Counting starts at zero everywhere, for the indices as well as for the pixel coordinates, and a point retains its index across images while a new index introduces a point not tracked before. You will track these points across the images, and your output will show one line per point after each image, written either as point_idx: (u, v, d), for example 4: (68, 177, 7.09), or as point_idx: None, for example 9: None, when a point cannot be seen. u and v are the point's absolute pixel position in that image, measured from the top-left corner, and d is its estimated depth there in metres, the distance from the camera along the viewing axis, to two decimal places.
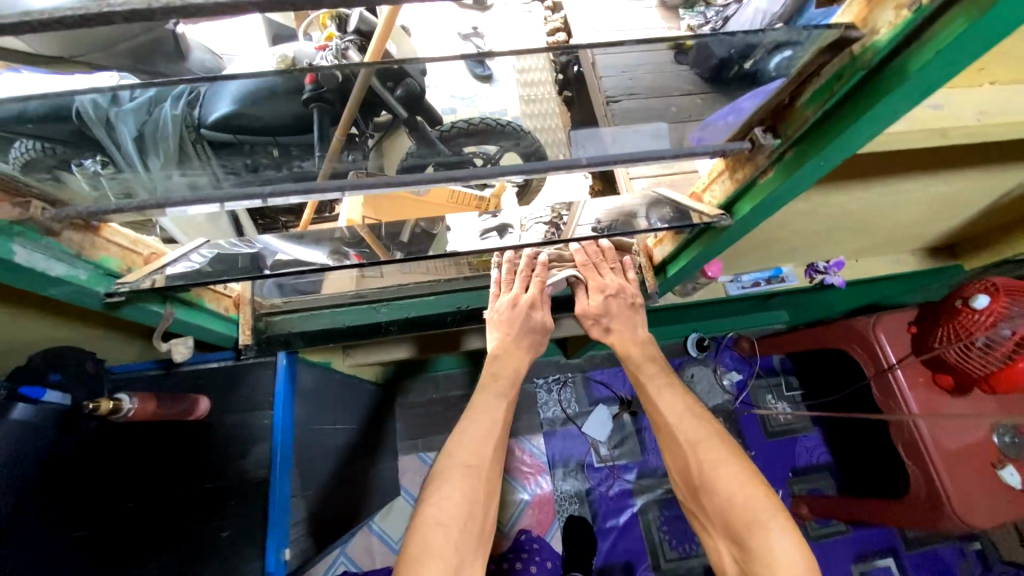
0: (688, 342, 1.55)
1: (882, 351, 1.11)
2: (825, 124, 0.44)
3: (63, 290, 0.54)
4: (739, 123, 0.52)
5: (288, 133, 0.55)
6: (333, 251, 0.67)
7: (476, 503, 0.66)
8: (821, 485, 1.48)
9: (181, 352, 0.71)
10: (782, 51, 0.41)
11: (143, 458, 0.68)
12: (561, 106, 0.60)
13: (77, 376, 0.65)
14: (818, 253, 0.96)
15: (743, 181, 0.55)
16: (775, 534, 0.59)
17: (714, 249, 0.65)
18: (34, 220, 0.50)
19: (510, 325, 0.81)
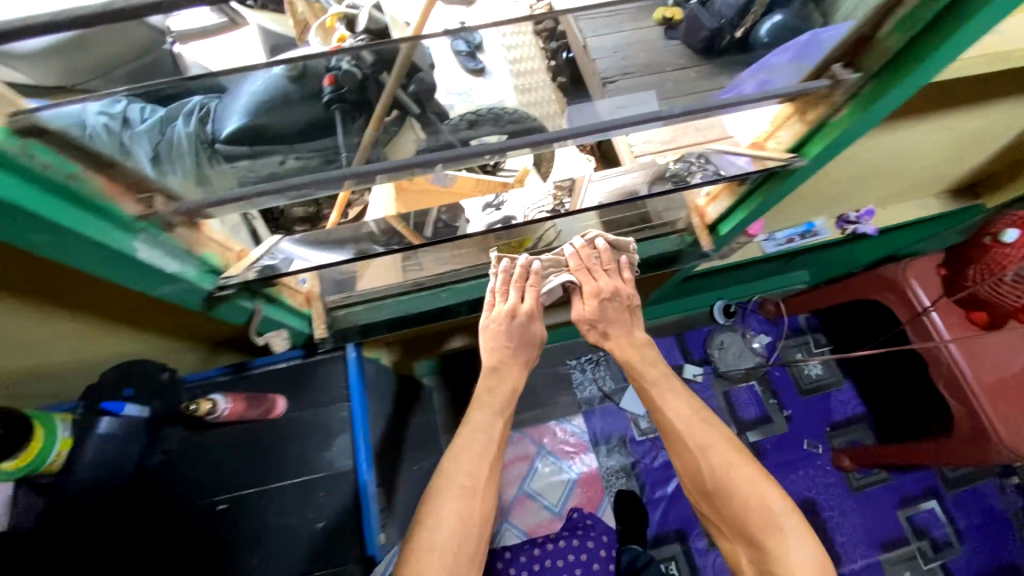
0: (715, 309, 1.56)
1: (916, 295, 1.13)
2: (910, 51, 0.46)
3: (173, 287, 0.57)
4: (814, 63, 0.51)
5: (306, 141, 0.52)
6: (358, 251, 0.65)
7: (470, 520, 0.70)
8: (860, 436, 1.50)
9: (280, 343, 0.76)
10: (772, 16, 0.51)
11: (225, 462, 0.70)
12: (557, 93, 0.56)
13: (150, 387, 0.64)
14: (849, 203, 0.97)
15: (815, 121, 0.56)
16: (791, 535, 0.66)
17: (772, 199, 0.65)
18: (156, 215, 0.49)
19: (501, 334, 0.81)
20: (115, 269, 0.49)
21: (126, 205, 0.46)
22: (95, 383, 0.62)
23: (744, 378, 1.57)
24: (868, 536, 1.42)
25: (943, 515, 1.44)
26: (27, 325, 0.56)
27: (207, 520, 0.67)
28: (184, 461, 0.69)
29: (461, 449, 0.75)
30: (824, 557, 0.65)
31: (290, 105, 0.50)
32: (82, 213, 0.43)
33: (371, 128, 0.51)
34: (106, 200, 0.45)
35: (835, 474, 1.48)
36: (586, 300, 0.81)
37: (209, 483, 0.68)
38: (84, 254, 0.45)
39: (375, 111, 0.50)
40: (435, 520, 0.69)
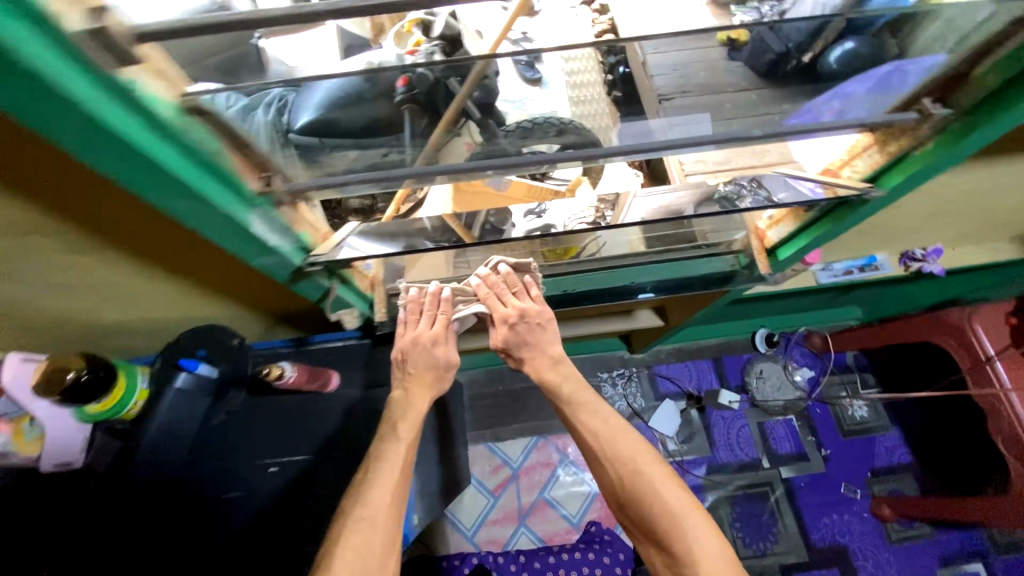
0: (756, 337, 1.56)
1: (979, 343, 1.07)
2: (1007, 89, 0.46)
3: (268, 259, 0.55)
4: (906, 94, 0.50)
5: (370, 137, 0.47)
6: (408, 243, 0.62)
7: (369, 554, 0.62)
8: (901, 486, 1.43)
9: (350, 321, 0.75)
10: (843, 42, 0.45)
11: (277, 430, 0.75)
12: (612, 106, 0.52)
13: (221, 349, 0.71)
14: (915, 239, 0.94)
15: (896, 153, 0.55)
16: (693, 536, 0.68)
17: (838, 228, 0.63)
18: (272, 193, 0.48)
19: (415, 366, 0.75)
20: (229, 240, 0.47)
21: (250, 181, 0.45)
22: (174, 341, 0.68)
23: (782, 411, 1.52)
24: None
25: None
26: (134, 280, 0.63)
27: (266, 477, 0.73)
28: (243, 416, 0.76)
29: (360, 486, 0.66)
30: (728, 550, 0.67)
31: (359, 102, 0.44)
32: (217, 184, 0.42)
33: (438, 134, 0.48)
34: (237, 174, 0.43)
35: (872, 522, 1.41)
36: (498, 325, 0.79)
37: (267, 446, 0.74)
38: (207, 223, 0.44)
39: (447, 113, 0.46)
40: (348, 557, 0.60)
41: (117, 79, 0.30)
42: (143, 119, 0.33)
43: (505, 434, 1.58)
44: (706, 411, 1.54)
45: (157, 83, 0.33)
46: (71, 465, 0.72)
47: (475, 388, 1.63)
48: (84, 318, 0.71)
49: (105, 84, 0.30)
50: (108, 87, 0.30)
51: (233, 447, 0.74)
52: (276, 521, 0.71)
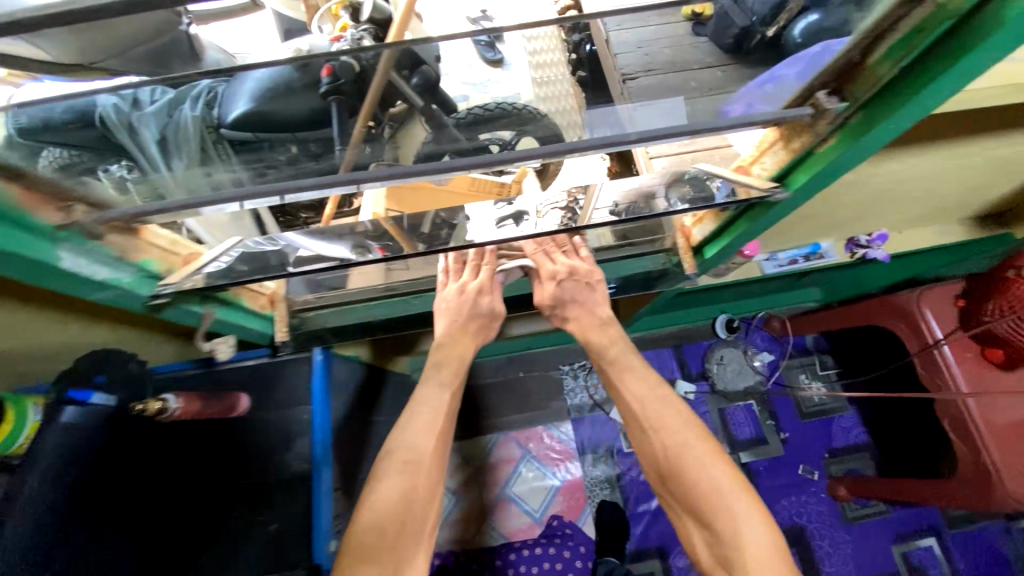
0: (716, 323, 1.51)
1: (927, 326, 1.05)
2: (901, 82, 0.41)
3: (110, 293, 0.58)
4: (798, 87, 0.47)
5: (307, 129, 0.53)
6: (356, 245, 0.66)
7: (418, 488, 0.71)
8: (858, 466, 1.44)
9: (224, 351, 0.74)
10: (809, 14, 0.45)
11: (182, 458, 0.69)
12: (575, 86, 0.57)
13: (122, 377, 0.63)
14: (859, 226, 0.91)
15: (800, 150, 0.52)
16: (741, 518, 0.64)
17: (762, 224, 0.63)
18: (77, 225, 0.51)
19: (456, 313, 0.83)
20: (48, 280, 0.50)
21: (44, 214, 0.48)
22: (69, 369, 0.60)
23: (741, 397, 1.53)
24: (858, 571, 1.37)
25: (940, 555, 1.38)
26: None
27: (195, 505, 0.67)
28: (162, 442, 0.67)
29: (405, 424, 0.77)
30: (780, 540, 0.63)
31: (293, 94, 0.49)
32: (7, 228, 0.45)
33: (359, 126, 0.51)
34: (22, 210, 0.46)
35: (829, 502, 1.42)
36: (544, 283, 0.83)
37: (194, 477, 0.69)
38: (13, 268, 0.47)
39: (363, 107, 0.50)
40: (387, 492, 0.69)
41: None
42: None
43: (466, 431, 1.55)
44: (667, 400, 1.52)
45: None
46: None
47: None
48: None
49: None
50: None
51: (147, 477, 0.63)
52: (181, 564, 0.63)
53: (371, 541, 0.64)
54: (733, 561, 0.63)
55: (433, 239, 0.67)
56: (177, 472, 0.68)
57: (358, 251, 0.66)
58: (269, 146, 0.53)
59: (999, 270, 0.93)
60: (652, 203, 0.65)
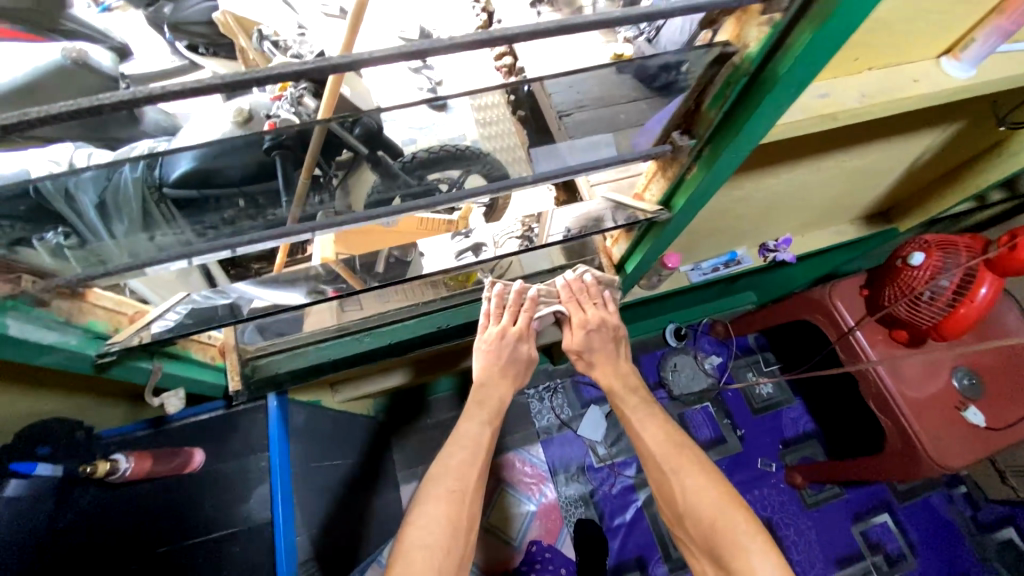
0: (666, 333, 1.59)
1: (841, 316, 1.16)
2: (728, 123, 0.49)
3: (55, 357, 0.59)
4: (659, 132, 0.57)
5: (252, 183, 0.55)
6: (311, 290, 0.75)
7: (459, 522, 0.76)
8: (811, 453, 1.53)
9: (174, 404, 0.75)
10: (681, 72, 0.45)
11: (140, 525, 0.67)
12: (517, 124, 0.54)
13: (67, 446, 0.67)
14: (766, 232, 1.02)
15: (674, 177, 0.61)
16: (755, 555, 0.68)
17: (663, 240, 0.72)
18: (26, 293, 0.55)
19: (498, 355, 0.88)
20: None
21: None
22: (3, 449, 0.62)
23: (698, 400, 1.60)
24: (824, 554, 1.43)
25: (895, 529, 1.46)
26: None
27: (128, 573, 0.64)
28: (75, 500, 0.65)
29: (447, 455, 0.83)
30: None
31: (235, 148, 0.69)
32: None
33: (302, 178, 0.53)
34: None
35: (790, 492, 1.50)
36: (574, 330, 0.90)
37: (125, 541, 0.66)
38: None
39: (306, 159, 0.52)
40: (427, 521, 0.74)
41: None
42: None
43: None
44: None
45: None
46: None
47: (401, 425, 1.55)
48: None
49: None
50: None
51: (103, 543, 0.65)
52: None
53: (425, 561, 0.70)
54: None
55: (388, 274, 0.76)
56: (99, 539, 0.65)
57: (313, 295, 0.75)
58: (215, 201, 0.55)
59: (889, 262, 1.06)
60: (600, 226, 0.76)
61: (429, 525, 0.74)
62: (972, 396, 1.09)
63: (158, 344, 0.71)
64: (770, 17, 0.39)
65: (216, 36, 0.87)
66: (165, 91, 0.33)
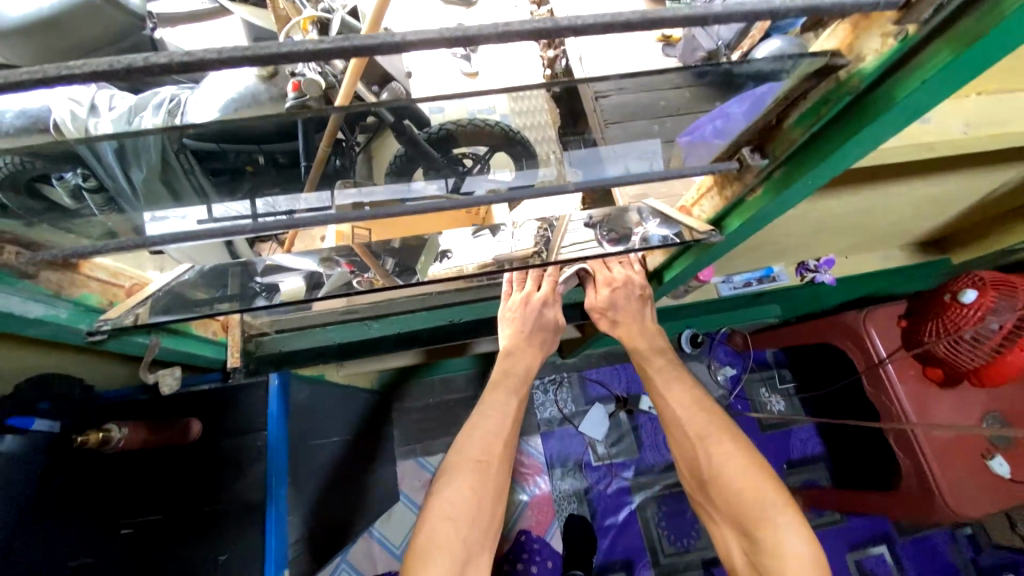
0: (681, 339, 1.53)
1: (874, 346, 1.10)
2: (814, 145, 0.43)
3: (43, 328, 0.57)
4: (726, 143, 0.50)
5: (271, 141, 0.56)
6: (324, 258, 0.71)
7: (484, 499, 0.72)
8: (816, 476, 1.49)
9: (168, 385, 0.73)
10: (770, 80, 0.39)
11: (137, 480, 0.69)
12: (549, 100, 0.52)
13: (66, 403, 0.65)
14: (808, 251, 0.95)
15: (732, 198, 0.56)
16: (785, 530, 0.63)
17: (704, 260, 0.67)
18: (9, 266, 0.51)
19: (523, 321, 0.86)
20: None
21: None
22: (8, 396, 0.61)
23: None
24: None
25: (892, 563, 1.43)
26: None
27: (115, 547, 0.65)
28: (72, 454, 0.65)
29: (474, 426, 0.80)
30: (820, 555, 0.62)
31: (261, 104, 0.77)
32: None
33: (323, 145, 0.55)
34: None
35: None
36: (598, 289, 0.88)
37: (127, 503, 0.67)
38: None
39: (327, 130, 0.53)
40: (452, 494, 0.71)
41: None
42: None
43: (437, 447, 1.51)
44: (635, 414, 1.59)
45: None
46: None
47: (401, 401, 1.54)
48: None
49: None
50: None
51: (101, 493, 0.67)
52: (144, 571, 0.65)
53: (449, 533, 0.67)
54: (771, 569, 0.63)
55: (402, 259, 0.71)
56: (103, 497, 0.67)
57: (326, 265, 0.70)
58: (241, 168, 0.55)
59: (937, 294, 0.99)
60: (625, 217, 0.71)
61: (454, 486, 0.72)
62: (1002, 445, 1.03)
63: (160, 325, 0.66)
64: (901, 29, 0.32)
65: None
66: (155, 64, 0.26)
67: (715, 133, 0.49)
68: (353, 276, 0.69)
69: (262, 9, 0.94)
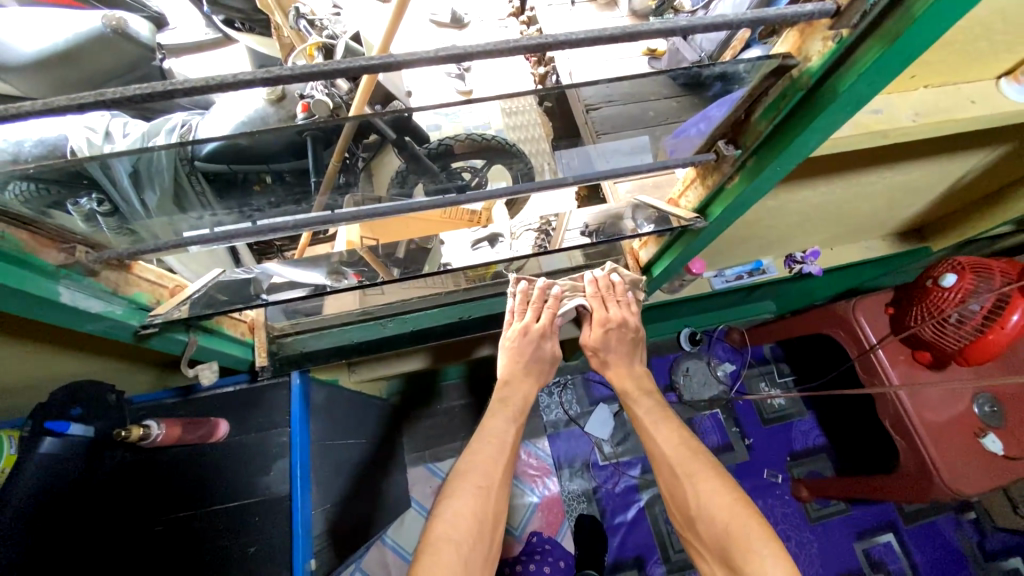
0: (681, 338, 1.57)
1: (864, 332, 1.14)
2: (777, 135, 0.49)
3: (100, 325, 0.61)
4: (705, 136, 0.56)
5: (280, 161, 0.59)
6: (331, 270, 0.75)
7: (484, 521, 0.74)
8: (818, 467, 1.52)
9: (208, 376, 0.78)
10: (733, 81, 0.45)
11: (160, 486, 0.72)
12: (542, 114, 0.57)
13: (98, 408, 0.67)
14: (794, 244, 1.01)
15: (714, 186, 0.61)
16: (769, 561, 0.63)
17: (689, 251, 0.73)
18: (78, 263, 0.57)
19: (520, 353, 0.86)
20: (37, 311, 0.54)
21: (47, 256, 0.54)
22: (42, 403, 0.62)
23: (707, 406, 1.59)
24: (825, 569, 1.43)
25: (899, 550, 1.45)
26: None
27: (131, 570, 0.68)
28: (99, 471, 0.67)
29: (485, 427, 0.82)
30: None
31: (269, 126, 0.78)
32: (7, 266, 0.50)
33: (332, 161, 0.56)
34: (28, 252, 0.52)
35: (794, 505, 1.50)
36: (593, 328, 0.88)
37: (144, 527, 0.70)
38: (11, 301, 0.51)
39: (339, 143, 0.54)
40: (453, 515, 0.73)
41: None
42: None
43: (445, 453, 1.54)
44: None
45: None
46: None
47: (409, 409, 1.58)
48: None
49: None
50: None
51: (135, 492, 0.71)
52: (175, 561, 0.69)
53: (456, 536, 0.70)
54: None
55: (408, 264, 0.78)
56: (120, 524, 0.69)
57: (334, 277, 0.75)
58: (246, 179, 0.60)
59: (919, 280, 1.04)
60: (620, 224, 0.78)
61: (454, 506, 0.74)
62: (993, 424, 1.07)
63: (196, 318, 0.72)
64: (837, 32, 0.38)
65: (252, 13, 0.95)
66: (239, 81, 0.33)
67: (691, 130, 0.55)
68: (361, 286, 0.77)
69: (267, 39, 1.01)
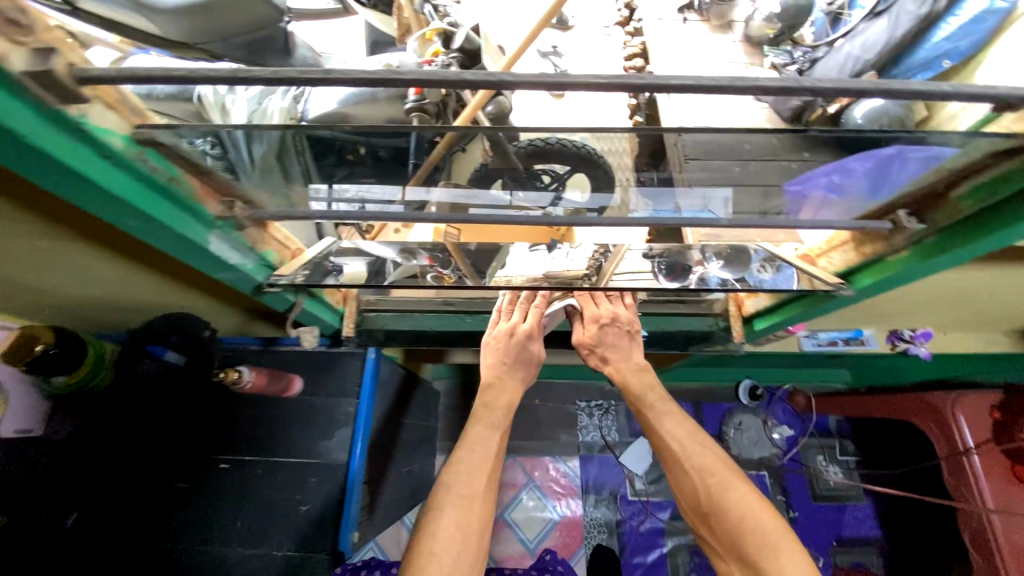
0: (739, 387, 1.50)
1: (959, 433, 1.04)
2: (983, 217, 0.50)
3: (231, 274, 0.64)
4: (883, 202, 0.56)
5: (380, 137, 0.51)
6: (403, 250, 0.75)
7: (468, 529, 0.71)
8: (866, 560, 1.41)
9: (310, 340, 0.83)
10: (950, 146, 0.44)
11: (236, 428, 0.75)
12: (630, 138, 0.55)
13: (191, 339, 0.72)
14: (904, 320, 0.93)
15: (871, 255, 0.61)
16: (787, 556, 0.64)
17: (813, 311, 0.73)
18: (233, 217, 0.60)
19: (505, 351, 0.89)
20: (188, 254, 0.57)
21: (209, 205, 0.56)
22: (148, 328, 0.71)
23: (755, 465, 1.50)
24: None
25: None
26: (95, 266, 0.64)
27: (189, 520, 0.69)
28: (179, 409, 0.73)
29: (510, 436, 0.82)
30: None
31: (376, 100, 0.71)
32: (174, 208, 0.52)
33: (438, 148, 0.52)
34: (195, 200, 0.54)
35: None
36: (587, 325, 0.91)
37: (197, 488, 0.71)
38: (165, 238, 0.53)
39: (445, 140, 0.51)
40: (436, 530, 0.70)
41: (97, 139, 0.42)
42: (96, 150, 0.42)
43: None
44: None
45: (107, 114, 0.42)
46: (31, 432, 0.68)
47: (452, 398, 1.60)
48: (57, 292, 0.66)
49: (86, 140, 0.41)
50: (93, 146, 0.42)
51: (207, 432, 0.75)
52: (233, 503, 0.71)
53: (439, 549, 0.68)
54: None
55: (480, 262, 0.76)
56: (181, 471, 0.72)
57: (404, 255, 0.75)
58: (348, 146, 0.53)
59: None
60: (687, 253, 0.73)
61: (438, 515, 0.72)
62: None
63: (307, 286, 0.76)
64: None
65: None
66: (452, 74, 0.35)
67: (867, 195, 0.55)
68: (431, 269, 0.76)
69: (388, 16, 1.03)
